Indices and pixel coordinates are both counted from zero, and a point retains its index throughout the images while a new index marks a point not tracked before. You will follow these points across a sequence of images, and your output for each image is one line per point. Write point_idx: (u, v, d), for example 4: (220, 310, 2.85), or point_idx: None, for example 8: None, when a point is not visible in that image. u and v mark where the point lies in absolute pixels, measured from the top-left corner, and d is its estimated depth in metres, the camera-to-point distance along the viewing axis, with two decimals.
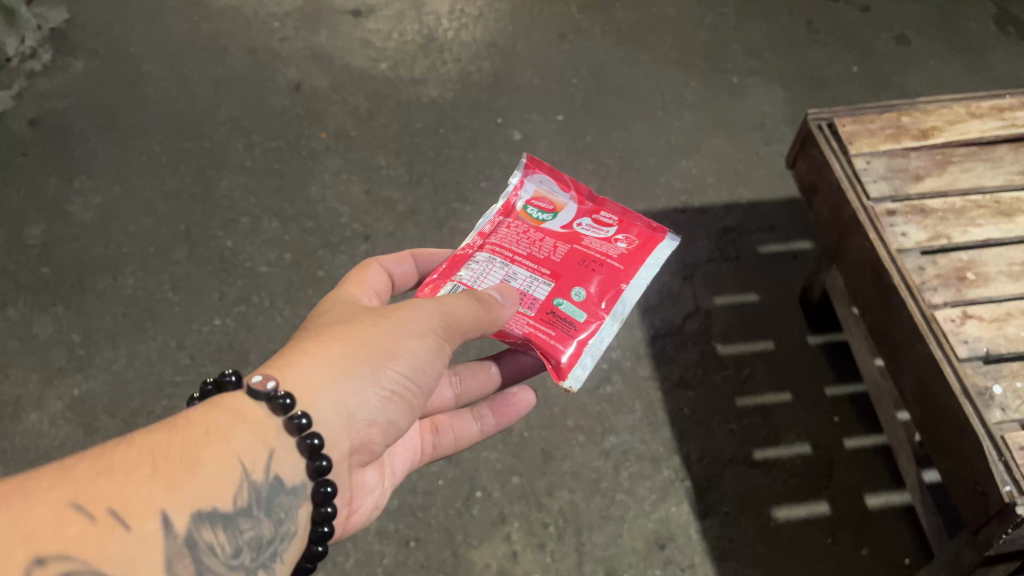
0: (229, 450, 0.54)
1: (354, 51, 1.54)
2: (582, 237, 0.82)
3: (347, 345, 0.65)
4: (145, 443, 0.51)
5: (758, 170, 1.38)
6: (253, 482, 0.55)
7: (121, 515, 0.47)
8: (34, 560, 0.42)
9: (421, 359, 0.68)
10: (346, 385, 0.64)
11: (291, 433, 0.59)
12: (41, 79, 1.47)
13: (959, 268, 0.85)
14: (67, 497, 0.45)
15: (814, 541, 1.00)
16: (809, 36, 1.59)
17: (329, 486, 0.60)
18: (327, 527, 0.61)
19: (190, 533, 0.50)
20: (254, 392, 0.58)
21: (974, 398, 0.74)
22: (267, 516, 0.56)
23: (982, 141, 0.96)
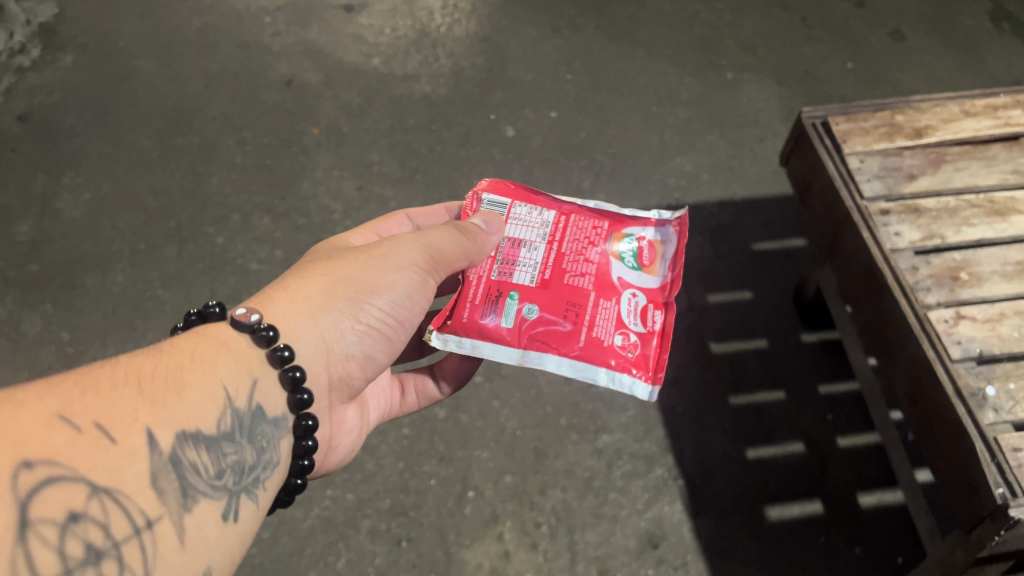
0: (213, 375, 0.54)
1: (347, 46, 1.52)
2: (610, 299, 0.75)
3: (329, 280, 0.65)
4: (127, 363, 0.50)
5: (752, 167, 1.37)
6: (236, 409, 0.55)
7: (107, 427, 0.46)
8: (22, 462, 0.41)
9: (403, 295, 0.68)
10: (327, 319, 0.64)
11: (273, 365, 0.59)
12: (29, 74, 1.45)
13: (952, 268, 0.85)
14: (53, 406, 0.44)
15: (806, 539, 1.00)
16: (804, 32, 1.59)
17: (309, 419, 0.61)
18: (307, 461, 0.63)
19: (175, 451, 0.49)
20: (237, 323, 0.58)
21: (967, 399, 0.74)
22: (250, 443, 0.56)
23: (976, 140, 0.96)
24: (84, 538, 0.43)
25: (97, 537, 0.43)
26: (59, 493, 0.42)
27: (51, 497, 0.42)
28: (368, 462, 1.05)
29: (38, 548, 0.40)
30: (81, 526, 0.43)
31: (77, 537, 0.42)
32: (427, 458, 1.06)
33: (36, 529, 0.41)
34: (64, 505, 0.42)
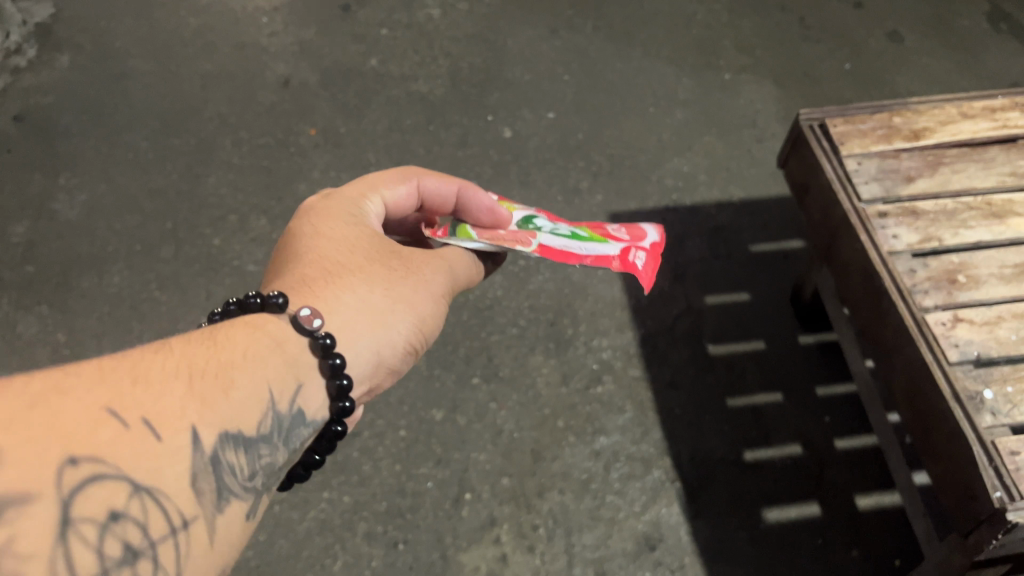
0: (261, 376, 0.53)
1: (344, 46, 1.52)
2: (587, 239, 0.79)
3: (384, 291, 0.64)
4: (178, 357, 0.49)
5: (749, 168, 1.37)
6: (278, 412, 0.54)
7: (154, 426, 0.45)
8: (69, 458, 0.41)
9: (437, 319, 0.69)
10: (380, 332, 0.63)
11: (322, 373, 0.58)
12: (25, 74, 1.45)
13: (950, 271, 0.84)
14: (104, 402, 0.44)
15: (804, 542, 1.00)
16: (802, 33, 1.59)
17: (340, 425, 0.59)
18: (316, 456, 0.61)
19: (215, 453, 0.48)
20: (299, 325, 0.56)
21: (965, 402, 0.74)
22: (284, 446, 0.55)
23: (974, 142, 0.96)
24: (122, 537, 0.42)
25: (135, 538, 0.43)
26: (103, 492, 0.42)
27: (96, 496, 0.41)
28: (365, 464, 1.05)
29: (78, 546, 0.40)
30: (120, 526, 0.42)
31: (116, 537, 0.42)
32: (425, 460, 1.05)
33: (77, 527, 0.40)
34: (107, 504, 0.42)
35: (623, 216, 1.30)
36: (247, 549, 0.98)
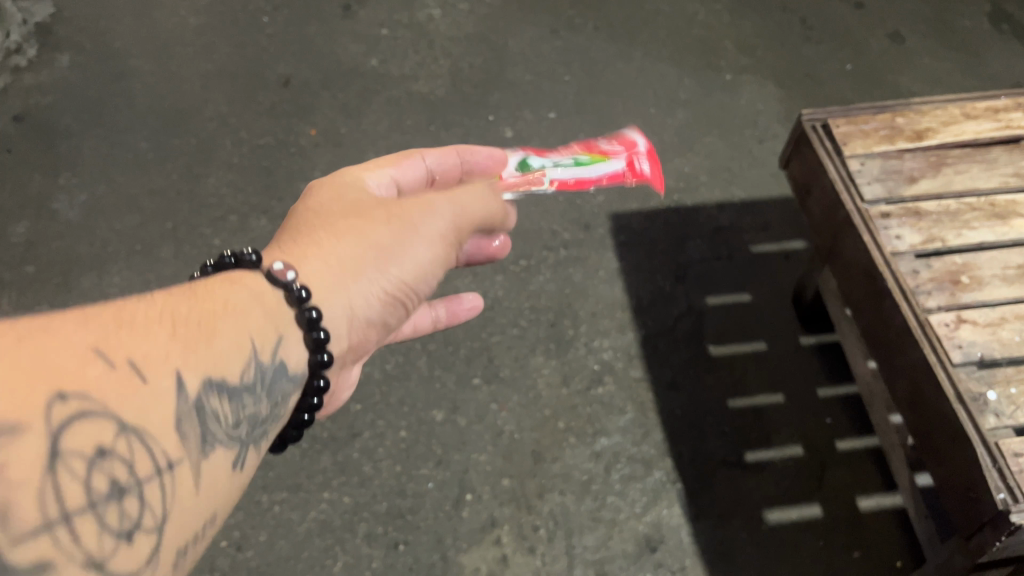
0: (244, 325, 0.51)
1: (344, 46, 1.52)
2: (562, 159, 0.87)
3: (365, 244, 0.62)
4: (158, 303, 0.46)
5: (750, 169, 1.37)
6: (261, 362, 0.51)
7: (140, 366, 0.41)
8: (56, 394, 0.36)
9: (429, 274, 0.67)
10: (358, 286, 0.61)
11: (301, 326, 0.55)
12: (26, 74, 1.45)
13: (953, 272, 0.84)
14: (88, 339, 0.40)
15: (805, 544, 0.99)
16: (804, 33, 1.58)
17: (322, 380, 0.58)
18: (306, 416, 0.59)
19: (201, 397, 0.45)
20: (275, 278, 0.55)
21: (968, 403, 0.73)
22: (267, 398, 0.52)
23: (977, 143, 0.95)
24: (111, 473, 0.38)
25: (123, 475, 0.39)
26: (90, 427, 0.37)
27: (84, 431, 0.37)
28: (365, 465, 1.05)
29: (66, 479, 0.36)
30: (108, 462, 0.38)
31: (104, 473, 0.38)
32: (425, 461, 1.05)
33: (65, 460, 0.36)
34: (95, 440, 0.38)
35: (624, 216, 1.30)
36: (247, 550, 0.98)
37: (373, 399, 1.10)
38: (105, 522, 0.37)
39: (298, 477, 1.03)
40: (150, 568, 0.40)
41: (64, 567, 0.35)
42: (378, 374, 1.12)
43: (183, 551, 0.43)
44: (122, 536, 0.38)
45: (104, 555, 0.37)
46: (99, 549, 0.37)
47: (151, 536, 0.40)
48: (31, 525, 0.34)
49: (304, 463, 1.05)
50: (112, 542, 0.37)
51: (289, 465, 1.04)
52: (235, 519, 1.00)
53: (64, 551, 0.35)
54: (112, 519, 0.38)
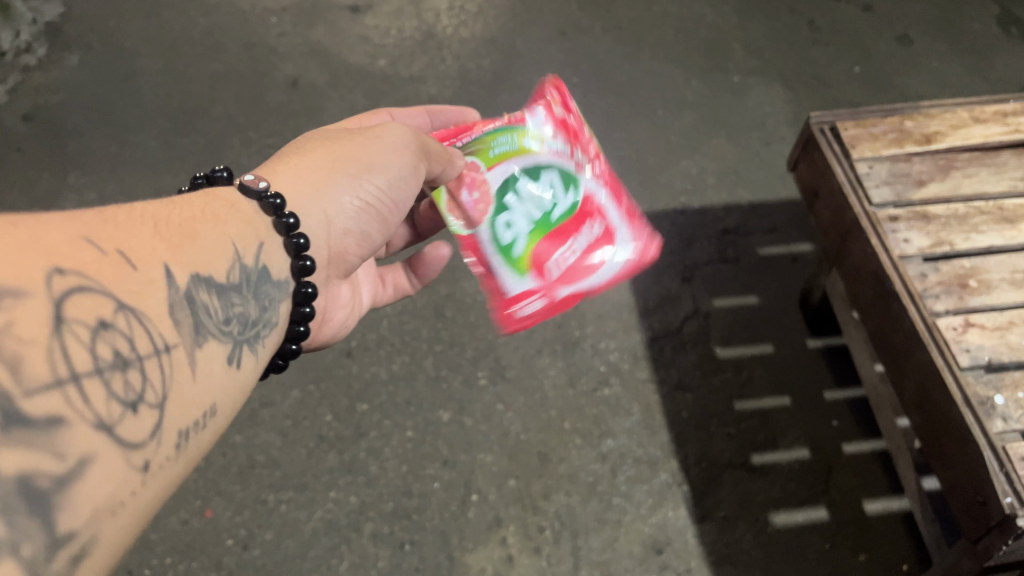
0: (222, 233, 0.54)
1: (352, 46, 1.52)
2: (564, 235, 0.79)
3: (327, 155, 0.67)
4: (141, 210, 0.49)
5: (758, 171, 1.37)
6: (245, 265, 0.55)
7: (129, 256, 0.44)
8: (55, 268, 0.38)
9: (397, 175, 0.69)
10: (325, 192, 0.65)
11: (280, 233, 0.60)
12: (36, 73, 1.45)
13: (962, 276, 0.84)
14: (79, 230, 0.42)
15: (811, 546, 1.00)
16: (812, 36, 1.58)
17: (309, 287, 0.61)
18: (303, 327, 0.63)
19: (190, 289, 0.47)
20: (247, 189, 0.59)
21: (975, 407, 0.73)
22: (254, 299, 0.55)
23: (986, 147, 0.95)
24: (113, 345, 0.40)
25: (124, 347, 0.40)
26: (90, 299, 0.39)
27: (84, 301, 0.39)
28: (372, 464, 1.05)
29: (73, 344, 0.37)
30: (110, 334, 0.40)
31: (107, 343, 0.39)
32: (431, 461, 1.05)
33: (71, 327, 0.38)
34: (95, 311, 0.39)
35: None
36: (253, 549, 0.98)
37: (380, 399, 1.10)
38: (111, 388, 0.39)
39: (305, 476, 1.04)
40: (154, 442, 0.41)
41: (75, 423, 0.36)
42: (385, 375, 1.12)
43: (185, 434, 0.44)
44: (127, 405, 0.40)
45: (112, 421, 0.38)
46: (107, 414, 0.38)
47: (153, 412, 0.42)
48: (45, 380, 0.35)
49: (311, 462, 1.05)
50: (118, 409, 0.39)
51: (296, 464, 1.05)
52: (242, 517, 1.00)
53: (75, 408, 0.36)
54: (118, 388, 0.39)
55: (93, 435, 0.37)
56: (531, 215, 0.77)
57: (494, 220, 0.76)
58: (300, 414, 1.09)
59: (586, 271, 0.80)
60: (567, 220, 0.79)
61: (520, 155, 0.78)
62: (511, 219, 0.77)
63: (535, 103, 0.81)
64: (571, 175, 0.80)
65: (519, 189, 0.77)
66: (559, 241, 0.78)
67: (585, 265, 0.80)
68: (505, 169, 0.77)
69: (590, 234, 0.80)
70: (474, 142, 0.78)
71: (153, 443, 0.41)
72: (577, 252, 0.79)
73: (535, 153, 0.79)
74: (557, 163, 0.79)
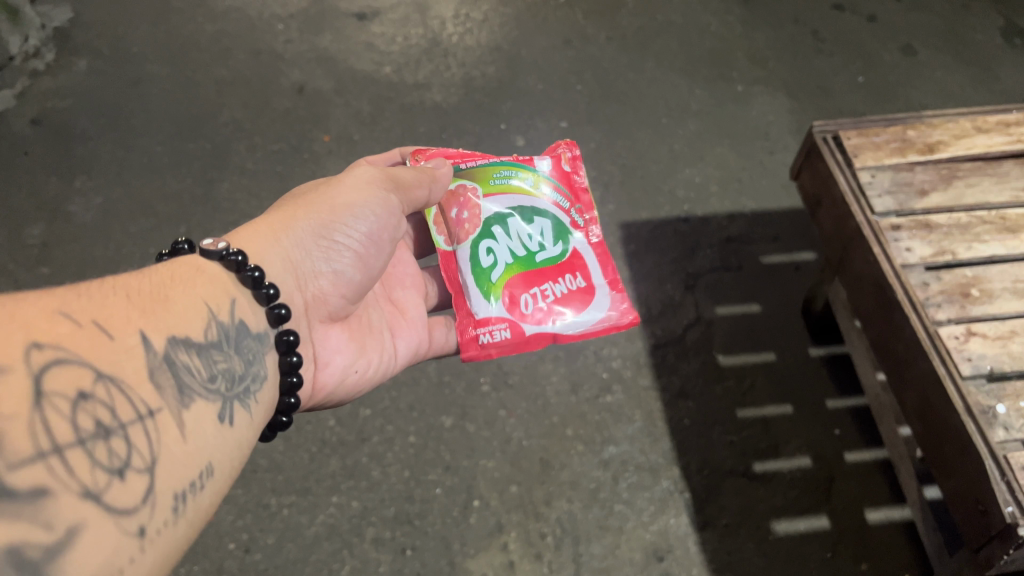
0: (196, 293, 0.55)
1: (359, 54, 1.54)
2: (547, 278, 0.81)
3: (292, 209, 0.69)
4: (115, 280, 0.50)
5: (761, 180, 1.38)
6: (222, 322, 0.55)
7: (105, 326, 0.45)
8: (32, 343, 0.40)
9: (368, 211, 0.72)
10: (289, 241, 0.67)
11: (246, 286, 0.60)
12: (44, 78, 1.47)
13: (964, 284, 0.84)
14: (54, 304, 0.43)
15: (813, 555, 0.99)
16: (816, 46, 1.59)
17: (291, 335, 0.62)
18: (295, 378, 0.63)
19: (169, 352, 0.48)
20: (207, 252, 0.59)
21: (977, 416, 0.73)
22: (236, 354, 0.56)
23: (988, 157, 0.96)
24: (94, 415, 0.41)
25: (105, 417, 0.41)
26: (68, 372, 0.41)
27: (62, 374, 0.40)
28: (374, 470, 1.05)
29: (53, 417, 0.39)
30: (90, 404, 0.41)
31: (87, 413, 0.41)
32: (433, 467, 1.06)
33: (50, 400, 0.39)
34: (74, 383, 0.41)
35: (634, 225, 1.31)
36: (255, 553, 0.98)
37: (383, 404, 1.11)
38: (94, 457, 0.40)
39: (307, 480, 1.04)
40: (146, 506, 0.42)
41: (61, 494, 0.37)
42: (388, 379, 1.12)
43: (182, 496, 0.45)
44: (112, 472, 0.41)
45: (98, 488, 0.39)
46: (92, 482, 0.39)
47: (142, 477, 0.43)
48: (27, 454, 0.37)
49: (313, 466, 1.05)
50: (104, 477, 0.40)
51: (298, 468, 1.05)
52: (244, 521, 1.01)
53: (60, 479, 0.38)
54: (101, 456, 0.40)
55: (79, 505, 0.38)
56: (515, 251, 0.81)
57: (477, 243, 0.81)
58: (303, 419, 1.09)
59: (564, 310, 0.81)
60: (549, 265, 0.81)
61: (520, 195, 0.81)
62: (492, 247, 0.80)
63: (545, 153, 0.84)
64: (562, 227, 0.83)
65: (506, 224, 0.81)
66: (534, 282, 0.81)
67: (568, 307, 0.81)
68: (501, 200, 0.81)
69: (572, 281, 0.82)
70: (476, 168, 0.81)
71: (145, 508, 0.42)
72: (551, 295, 0.80)
73: (533, 195, 0.82)
74: (551, 212, 0.82)
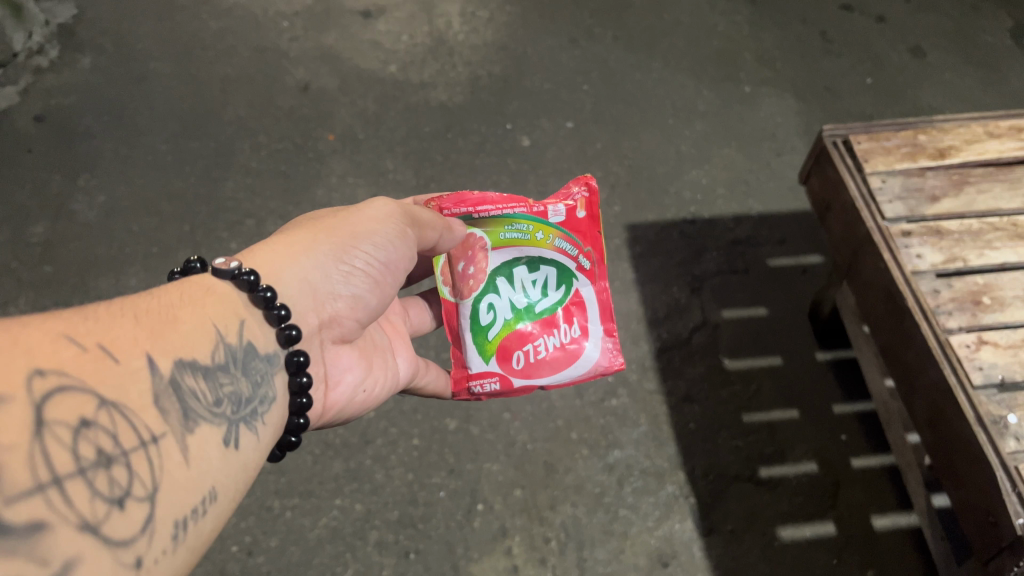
0: (204, 313, 0.54)
1: (363, 52, 1.53)
2: (543, 330, 0.80)
3: (311, 229, 0.68)
4: (123, 301, 0.49)
5: (768, 182, 1.37)
6: (229, 344, 0.55)
7: (111, 349, 0.44)
8: (34, 370, 0.39)
9: (386, 240, 0.70)
10: (307, 264, 0.66)
11: (257, 306, 0.59)
12: (47, 75, 1.46)
13: (975, 292, 0.83)
14: (61, 327, 0.42)
15: (818, 562, 0.99)
16: (824, 47, 1.58)
17: (301, 356, 0.60)
18: (305, 399, 0.61)
19: (175, 375, 0.48)
20: (218, 271, 0.58)
21: (989, 426, 0.72)
22: (244, 376, 0.55)
23: (1001, 162, 0.94)
24: (95, 442, 0.40)
25: (107, 444, 0.41)
26: (71, 399, 0.40)
27: (65, 402, 0.40)
28: (378, 472, 1.05)
29: (53, 447, 0.38)
30: (92, 432, 0.40)
31: (89, 441, 0.40)
32: (437, 469, 1.05)
33: (52, 429, 0.38)
34: (77, 410, 0.40)
35: (640, 227, 1.30)
36: (257, 555, 0.98)
37: (387, 406, 1.10)
38: (94, 487, 0.39)
39: (310, 483, 1.04)
40: (145, 536, 0.41)
41: (58, 527, 0.37)
42: None
43: (183, 524, 0.45)
44: (112, 502, 0.40)
45: (97, 519, 0.39)
46: (91, 513, 0.39)
47: (142, 505, 0.42)
48: (25, 486, 0.36)
49: (317, 469, 1.05)
50: (104, 507, 0.40)
51: (301, 471, 1.05)
52: (247, 523, 1.00)
53: (57, 512, 0.37)
54: (102, 486, 0.40)
55: (78, 536, 0.38)
56: (515, 303, 0.80)
57: (479, 300, 0.79)
58: None
59: (554, 364, 0.81)
60: (547, 316, 0.80)
61: (527, 247, 0.77)
62: (493, 301, 0.79)
63: (557, 198, 0.77)
64: (568, 275, 0.80)
65: (509, 278, 0.79)
66: (529, 336, 0.80)
67: (560, 361, 0.81)
68: (509, 254, 0.78)
69: (567, 334, 0.81)
70: (489, 220, 0.76)
71: (144, 538, 0.41)
72: (545, 351, 0.80)
73: (541, 248, 0.77)
74: (556, 263, 0.79)
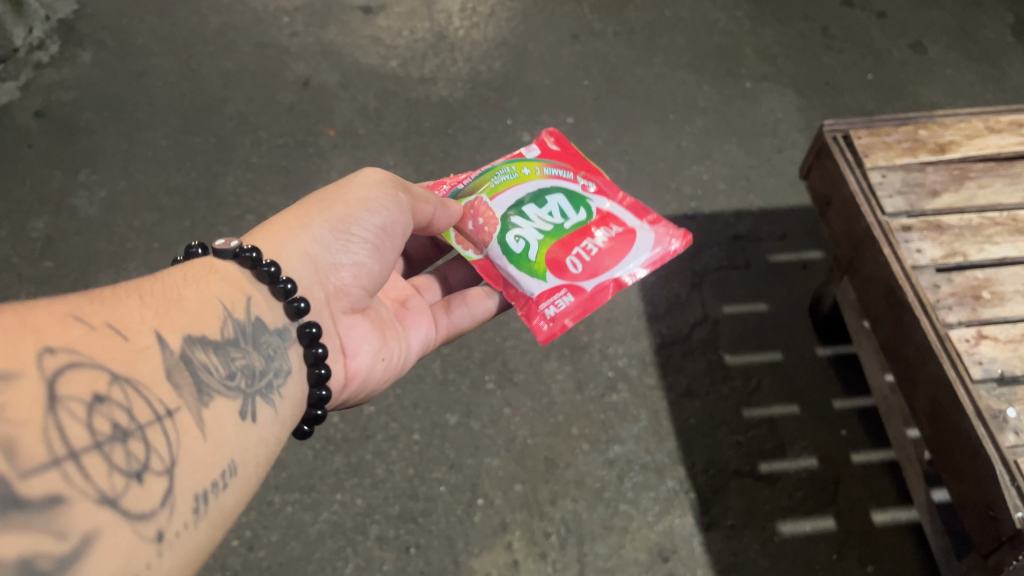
0: (210, 292, 0.54)
1: (364, 47, 1.52)
2: (584, 239, 0.83)
3: (305, 206, 0.68)
4: (129, 284, 0.50)
5: (769, 178, 1.36)
6: (237, 320, 0.55)
7: (117, 327, 0.44)
8: (44, 348, 0.39)
9: (380, 206, 0.71)
10: (305, 236, 0.66)
11: (263, 281, 0.59)
12: (48, 70, 1.46)
13: (974, 286, 0.83)
14: (66, 308, 0.43)
15: (819, 557, 0.99)
16: (825, 42, 1.57)
17: (313, 327, 0.60)
18: (323, 369, 0.61)
19: (186, 351, 0.48)
20: (219, 251, 0.58)
21: (988, 421, 0.72)
22: (256, 350, 0.55)
23: (1001, 157, 0.94)
24: (110, 417, 0.41)
25: (122, 419, 0.41)
26: (82, 376, 0.40)
27: (75, 378, 0.40)
28: (379, 467, 1.05)
29: (69, 422, 0.38)
30: (106, 407, 0.41)
31: (103, 416, 0.40)
32: (437, 464, 1.05)
33: (65, 404, 0.39)
34: (89, 386, 0.40)
35: None
36: (258, 550, 0.98)
37: (388, 401, 1.10)
38: (113, 461, 0.40)
39: (311, 478, 1.04)
40: (166, 509, 0.42)
41: (78, 501, 0.37)
42: None
43: (202, 497, 0.45)
44: (130, 475, 0.40)
45: (116, 493, 0.39)
46: (110, 487, 0.39)
47: (161, 479, 0.42)
48: (41, 460, 0.36)
49: (317, 463, 1.05)
50: (122, 480, 0.40)
51: (302, 466, 1.05)
52: (247, 518, 1.00)
53: (75, 485, 0.37)
54: (119, 460, 0.40)
55: (97, 511, 0.38)
56: (541, 228, 0.83)
57: (505, 234, 0.82)
58: None
59: (612, 254, 0.83)
60: (580, 228, 0.84)
61: (521, 182, 0.85)
62: (520, 231, 0.82)
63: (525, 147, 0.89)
64: (575, 194, 0.86)
65: (523, 210, 0.83)
66: (572, 244, 0.83)
67: (618, 251, 0.83)
68: (509, 193, 0.84)
69: (608, 232, 0.85)
70: (473, 181, 0.84)
71: (164, 511, 0.41)
72: (596, 249, 0.83)
73: (535, 177, 0.86)
74: (558, 185, 0.86)
